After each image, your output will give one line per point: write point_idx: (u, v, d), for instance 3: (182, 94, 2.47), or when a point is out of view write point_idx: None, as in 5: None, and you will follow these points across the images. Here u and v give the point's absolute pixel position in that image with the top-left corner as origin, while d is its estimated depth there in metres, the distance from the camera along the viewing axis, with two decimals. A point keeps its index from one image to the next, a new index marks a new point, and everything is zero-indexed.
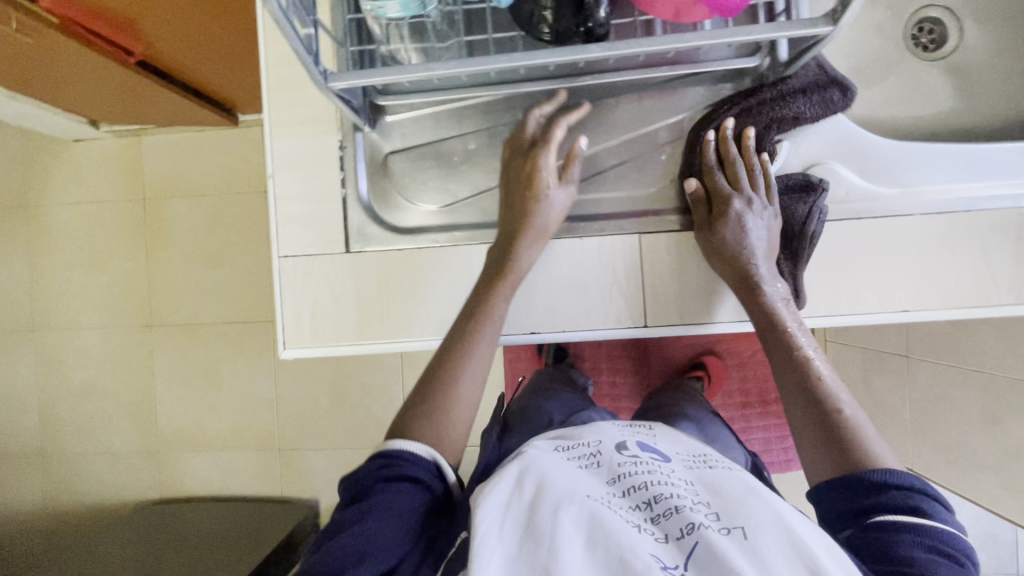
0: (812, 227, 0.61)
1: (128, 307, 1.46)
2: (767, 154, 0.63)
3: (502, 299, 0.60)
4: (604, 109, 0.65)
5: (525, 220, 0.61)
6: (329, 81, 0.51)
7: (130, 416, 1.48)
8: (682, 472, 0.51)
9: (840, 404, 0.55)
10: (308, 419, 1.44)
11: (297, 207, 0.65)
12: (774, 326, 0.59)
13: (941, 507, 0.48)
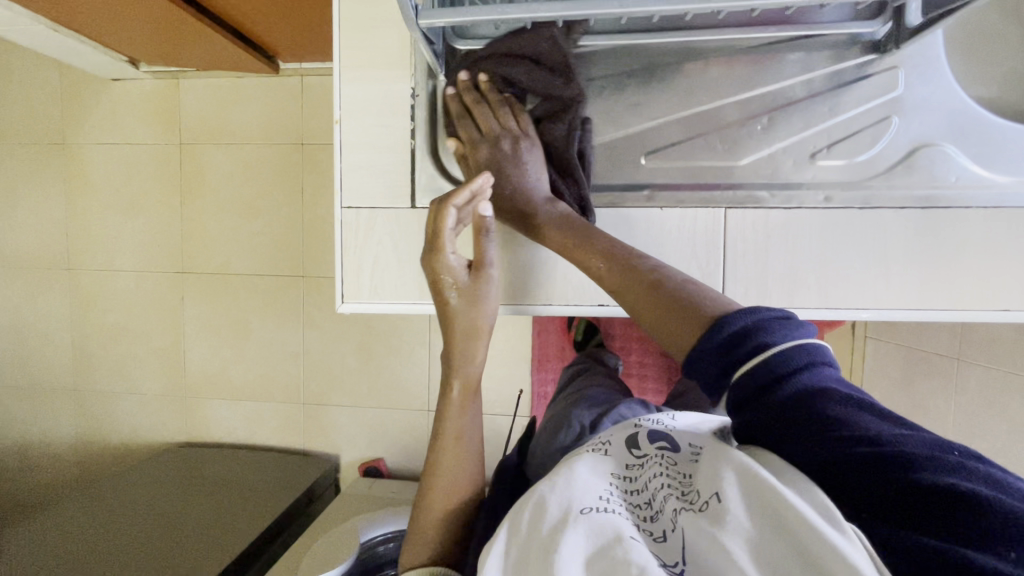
0: (575, 147, 0.59)
1: (162, 252, 1.46)
2: (872, 131, 0.58)
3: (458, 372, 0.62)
4: (695, 71, 0.60)
5: (450, 312, 0.60)
6: (420, 19, 0.48)
7: (161, 360, 1.49)
8: (685, 460, 0.47)
9: (657, 276, 0.52)
10: (335, 377, 1.45)
11: (360, 157, 0.62)
12: (573, 248, 0.56)
13: (791, 330, 0.42)
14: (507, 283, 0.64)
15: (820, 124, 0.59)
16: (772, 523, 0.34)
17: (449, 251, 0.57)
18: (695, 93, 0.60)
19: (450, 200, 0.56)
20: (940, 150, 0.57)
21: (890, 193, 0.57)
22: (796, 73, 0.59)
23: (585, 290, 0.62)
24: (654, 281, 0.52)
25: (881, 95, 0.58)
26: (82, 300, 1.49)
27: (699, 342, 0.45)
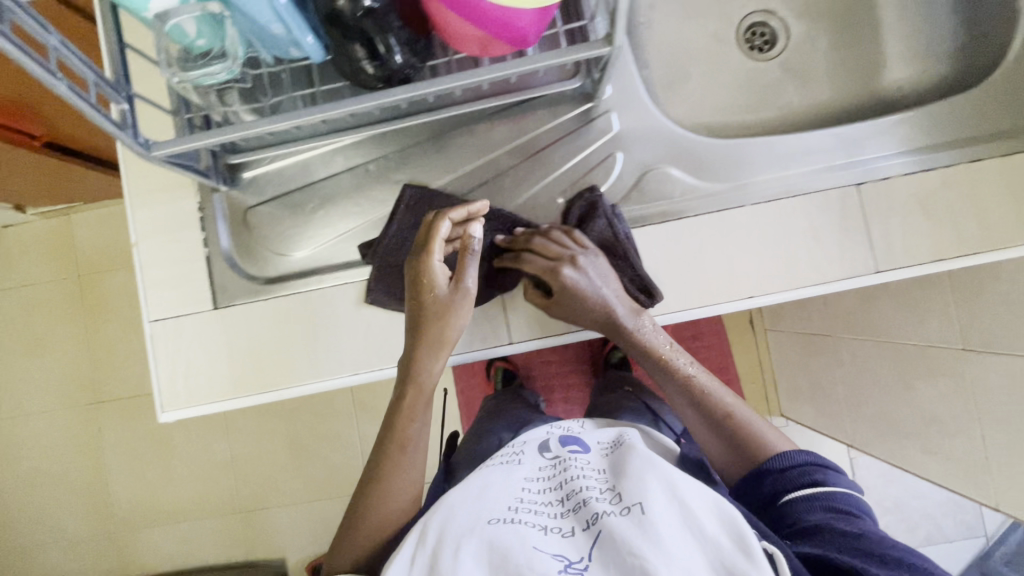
0: (620, 231, 0.63)
1: (72, 387, 1.43)
2: (600, 167, 0.66)
3: (434, 358, 0.60)
4: (448, 143, 0.68)
5: (424, 328, 0.60)
6: (152, 152, 0.53)
7: (84, 498, 1.44)
8: (596, 463, 0.58)
9: (730, 409, 0.63)
10: (267, 477, 1.42)
11: (162, 272, 0.66)
12: (664, 364, 0.65)
13: (835, 473, 0.58)
14: (314, 359, 0.65)
15: (559, 169, 0.67)
16: (698, 539, 0.44)
17: (435, 260, 0.60)
18: (452, 161, 0.68)
19: (445, 216, 0.60)
20: (662, 172, 0.66)
21: (631, 216, 0.65)
22: (532, 130, 0.67)
23: (387, 352, 0.65)
24: (720, 402, 0.63)
25: (603, 137, 0.66)
26: None
27: (745, 483, 0.60)
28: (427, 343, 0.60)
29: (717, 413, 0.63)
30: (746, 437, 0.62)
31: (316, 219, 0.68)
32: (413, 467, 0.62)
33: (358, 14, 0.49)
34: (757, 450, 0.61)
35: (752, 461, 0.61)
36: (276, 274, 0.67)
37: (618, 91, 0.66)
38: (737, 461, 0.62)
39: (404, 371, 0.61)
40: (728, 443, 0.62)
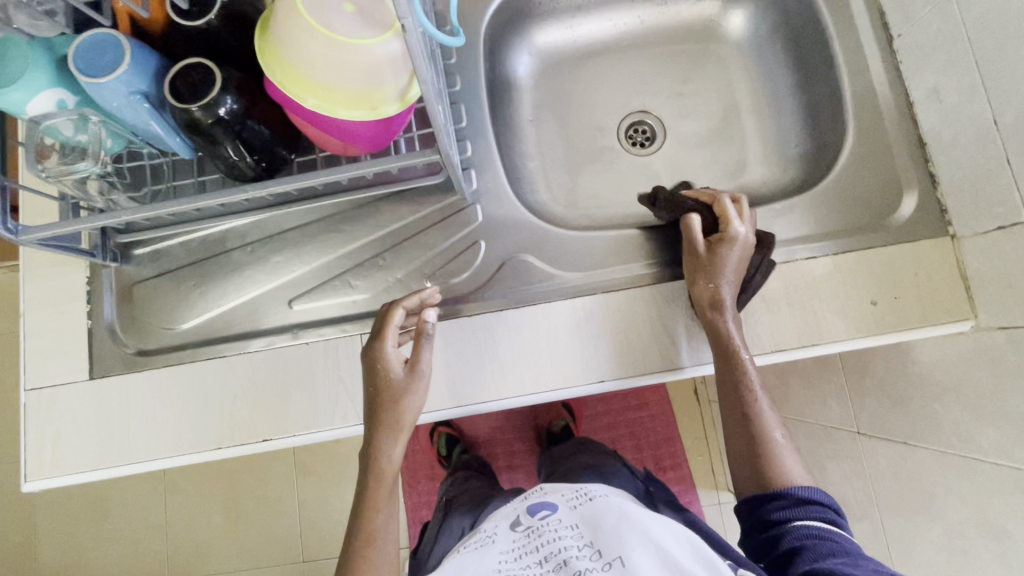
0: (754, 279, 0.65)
1: (10, 443, 1.43)
2: (465, 253, 0.70)
3: (394, 443, 0.58)
4: (327, 226, 0.72)
5: (381, 410, 0.58)
6: (21, 236, 0.57)
7: (6, 561, 1.39)
8: (567, 517, 0.61)
9: (773, 431, 0.60)
10: (195, 543, 1.38)
11: (46, 342, 0.69)
12: (727, 348, 0.61)
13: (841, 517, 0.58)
14: (181, 434, 0.66)
15: (427, 254, 0.70)
16: None
17: (391, 346, 0.60)
18: (328, 244, 0.71)
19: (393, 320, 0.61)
20: (521, 260, 0.70)
21: (492, 301, 0.68)
22: (405, 216, 0.71)
23: (250, 427, 0.66)
24: (761, 416, 0.61)
25: (467, 224, 0.71)
26: None
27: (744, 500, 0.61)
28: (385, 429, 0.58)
29: (757, 430, 0.60)
30: (759, 467, 0.60)
31: (196, 296, 0.71)
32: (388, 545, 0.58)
33: (210, 122, 0.54)
34: (766, 476, 0.59)
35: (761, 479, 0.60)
36: (152, 345, 0.70)
37: (485, 187, 0.72)
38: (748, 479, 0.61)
39: (366, 459, 0.59)
40: (750, 461, 0.60)
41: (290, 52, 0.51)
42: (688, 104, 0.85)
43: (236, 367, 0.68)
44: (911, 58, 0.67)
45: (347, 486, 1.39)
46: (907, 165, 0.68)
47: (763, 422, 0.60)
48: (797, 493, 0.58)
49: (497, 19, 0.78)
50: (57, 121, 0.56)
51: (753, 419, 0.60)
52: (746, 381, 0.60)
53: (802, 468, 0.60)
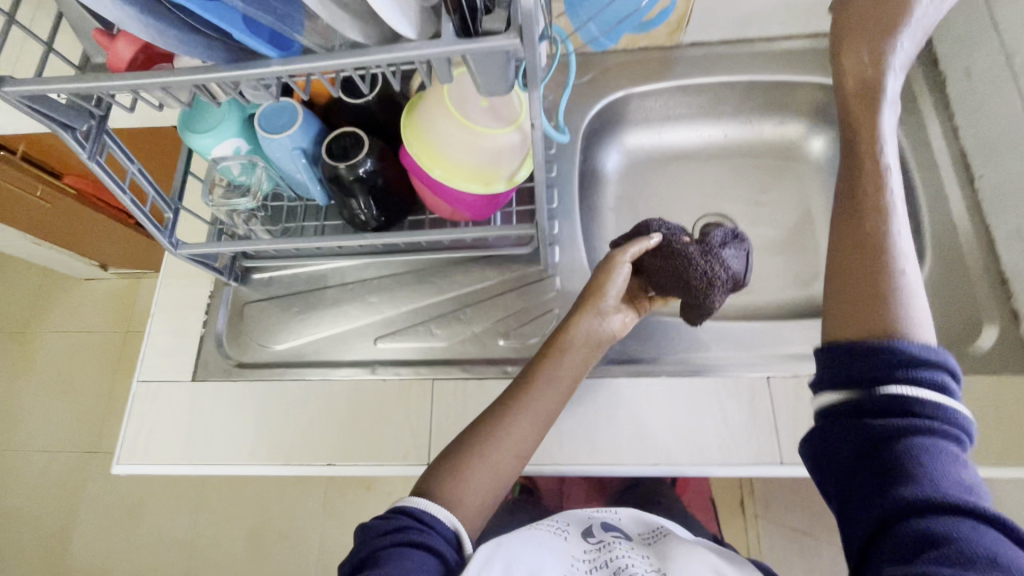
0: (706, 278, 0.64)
1: (82, 432, 1.55)
2: (539, 321, 0.75)
3: (554, 370, 0.65)
4: (417, 278, 0.79)
5: (558, 338, 0.66)
6: (178, 250, 0.68)
7: (46, 548, 1.46)
8: (638, 548, 0.61)
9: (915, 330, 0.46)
10: (217, 565, 1.40)
11: (164, 342, 0.79)
12: (882, 212, 0.50)
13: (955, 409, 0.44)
14: (258, 443, 0.72)
15: (504, 315, 0.76)
16: None
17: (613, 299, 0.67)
18: (417, 292, 0.79)
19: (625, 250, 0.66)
20: None
21: None
22: (488, 278, 0.78)
23: (319, 450, 0.71)
24: (894, 240, 0.49)
25: (545, 293, 0.76)
26: None
27: (833, 347, 0.47)
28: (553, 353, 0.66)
29: (865, 234, 0.50)
30: (873, 288, 0.47)
31: (295, 322, 0.79)
32: (494, 471, 0.60)
33: (351, 178, 0.65)
34: (877, 319, 0.46)
35: (878, 297, 0.47)
36: (249, 359, 0.78)
37: (567, 262, 0.78)
38: (846, 312, 0.48)
39: (522, 378, 0.66)
40: (855, 260, 0.49)
41: (427, 129, 0.61)
42: (762, 212, 0.89)
43: (318, 391, 0.74)
44: (994, 197, 0.70)
45: None
46: (988, 296, 0.68)
47: (897, 273, 0.47)
48: (914, 347, 0.44)
49: (595, 122, 0.88)
50: (232, 162, 0.68)
51: (878, 247, 0.49)
52: (878, 231, 0.49)
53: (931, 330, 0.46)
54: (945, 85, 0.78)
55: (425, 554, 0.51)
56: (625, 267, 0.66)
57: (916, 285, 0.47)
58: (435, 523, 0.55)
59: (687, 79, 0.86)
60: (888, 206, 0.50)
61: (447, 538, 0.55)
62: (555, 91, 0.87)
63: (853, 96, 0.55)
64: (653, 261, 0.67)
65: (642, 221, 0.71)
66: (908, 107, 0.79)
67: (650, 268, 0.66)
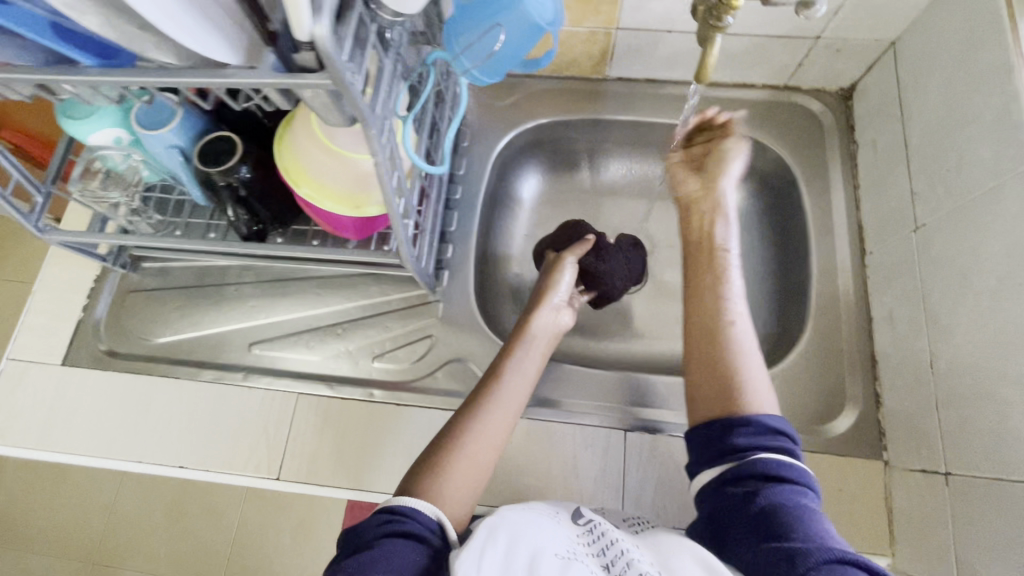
0: (620, 279, 0.76)
1: None
2: (416, 344, 0.74)
3: (523, 360, 0.67)
4: (303, 286, 0.79)
5: (520, 336, 0.69)
6: (43, 234, 0.66)
7: None
8: (624, 535, 0.59)
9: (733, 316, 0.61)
10: (131, 533, 1.40)
11: (40, 322, 0.78)
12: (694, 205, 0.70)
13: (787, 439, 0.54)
14: (116, 437, 0.72)
15: (382, 335, 0.75)
16: None
17: (564, 290, 0.73)
18: (301, 302, 0.78)
19: (571, 252, 0.74)
20: (463, 364, 0.73)
21: (424, 397, 0.72)
22: (372, 295, 0.77)
23: (176, 451, 0.71)
24: (739, 340, 0.60)
25: (425, 319, 0.75)
26: None
27: (705, 424, 0.57)
28: (518, 348, 0.68)
29: (721, 313, 0.62)
30: (730, 381, 0.58)
31: (177, 317, 0.79)
32: (474, 464, 0.60)
33: (222, 184, 0.64)
34: (733, 402, 0.56)
35: (727, 398, 0.57)
36: (124, 349, 0.77)
37: (454, 289, 0.77)
38: (714, 408, 0.57)
39: (488, 374, 0.66)
40: (715, 368, 0.59)
41: (296, 146, 0.59)
42: (671, 258, 0.88)
43: (184, 391, 0.74)
44: (878, 276, 0.69)
45: (286, 523, 1.39)
46: (855, 377, 0.68)
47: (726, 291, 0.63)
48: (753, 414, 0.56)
49: (512, 147, 0.87)
50: (110, 151, 0.66)
51: (727, 338, 0.60)
52: (719, 274, 0.64)
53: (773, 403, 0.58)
54: (856, 155, 0.77)
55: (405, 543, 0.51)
56: (573, 267, 0.73)
57: (749, 343, 0.60)
58: (416, 516, 0.55)
59: (607, 115, 0.85)
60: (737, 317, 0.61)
61: (430, 530, 0.54)
62: (475, 111, 0.86)
63: (704, 251, 0.67)
64: (597, 262, 0.74)
65: (569, 223, 0.78)
66: (818, 172, 0.78)
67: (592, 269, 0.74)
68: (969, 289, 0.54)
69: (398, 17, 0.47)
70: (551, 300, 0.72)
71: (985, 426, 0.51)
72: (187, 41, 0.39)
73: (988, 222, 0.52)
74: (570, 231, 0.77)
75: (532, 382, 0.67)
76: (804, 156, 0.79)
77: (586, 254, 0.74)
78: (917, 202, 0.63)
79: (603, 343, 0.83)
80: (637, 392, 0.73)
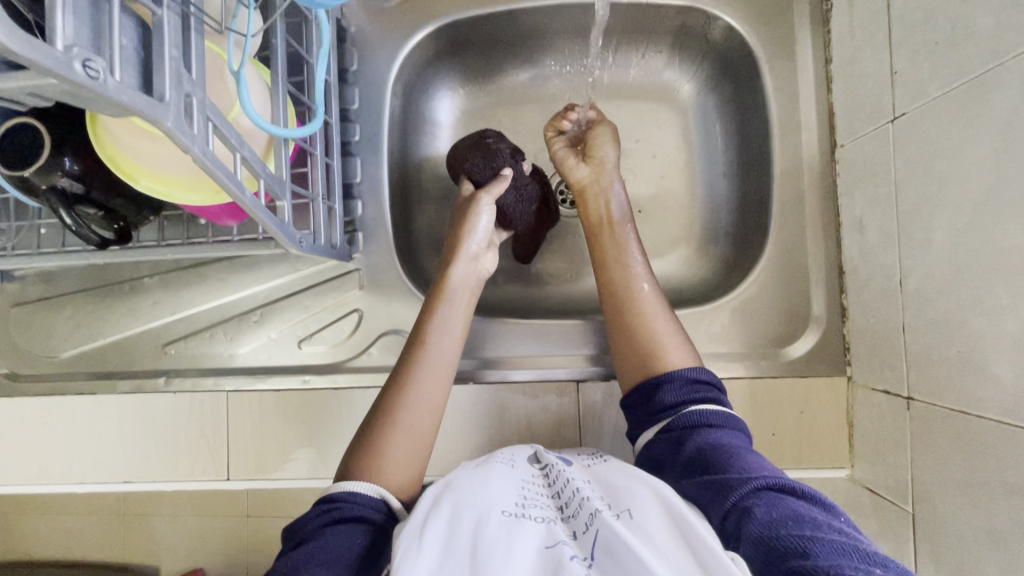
0: (537, 226, 0.68)
1: None
2: (343, 321, 0.67)
3: (449, 313, 0.58)
4: (202, 272, 0.69)
5: (442, 290, 0.59)
6: None
7: None
8: (581, 472, 0.49)
9: (642, 285, 0.60)
10: None
11: None
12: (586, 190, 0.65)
13: (712, 389, 0.53)
14: (49, 463, 0.68)
15: (302, 316, 0.68)
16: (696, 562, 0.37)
17: (487, 223, 0.61)
18: (206, 291, 0.69)
19: (488, 191, 0.61)
20: (400, 336, 0.67)
21: (361, 378, 0.66)
22: (282, 274, 0.68)
23: (116, 468, 0.68)
24: (644, 308, 0.58)
25: (346, 291, 0.67)
26: None
27: (635, 390, 0.55)
28: (441, 306, 0.58)
29: (625, 281, 0.60)
30: (647, 342, 0.56)
31: (75, 328, 0.71)
32: (413, 436, 0.51)
33: (44, 188, 0.51)
34: (652, 363, 0.55)
35: (648, 356, 0.56)
36: (28, 370, 0.70)
37: (373, 253, 0.68)
38: (637, 373, 0.56)
39: (414, 333, 0.57)
40: (628, 337, 0.58)
41: (115, 136, 0.47)
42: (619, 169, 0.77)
43: (104, 407, 0.68)
44: (848, 175, 0.60)
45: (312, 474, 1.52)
46: (819, 292, 0.62)
47: (630, 267, 0.61)
48: (686, 377, 0.53)
49: (414, 62, 0.70)
50: None
51: (635, 305, 0.59)
52: (620, 246, 0.63)
53: (693, 352, 0.56)
54: (830, 18, 0.62)
55: (347, 530, 0.44)
56: (490, 208, 0.61)
57: (657, 305, 0.59)
58: (354, 498, 0.47)
59: (525, 2, 0.67)
60: (642, 287, 0.60)
61: (371, 508, 0.47)
62: (359, 22, 0.68)
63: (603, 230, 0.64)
64: (515, 201, 0.63)
65: (483, 137, 0.63)
66: (783, 47, 0.64)
67: (512, 208, 0.63)
68: (950, 200, 0.45)
69: None
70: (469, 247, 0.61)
71: (952, 355, 0.46)
72: None
73: (982, 118, 0.42)
74: (489, 151, 0.62)
75: (460, 342, 0.58)
76: (767, 26, 0.64)
77: (506, 193, 0.62)
78: (898, 85, 0.51)
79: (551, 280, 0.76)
80: (588, 336, 0.67)
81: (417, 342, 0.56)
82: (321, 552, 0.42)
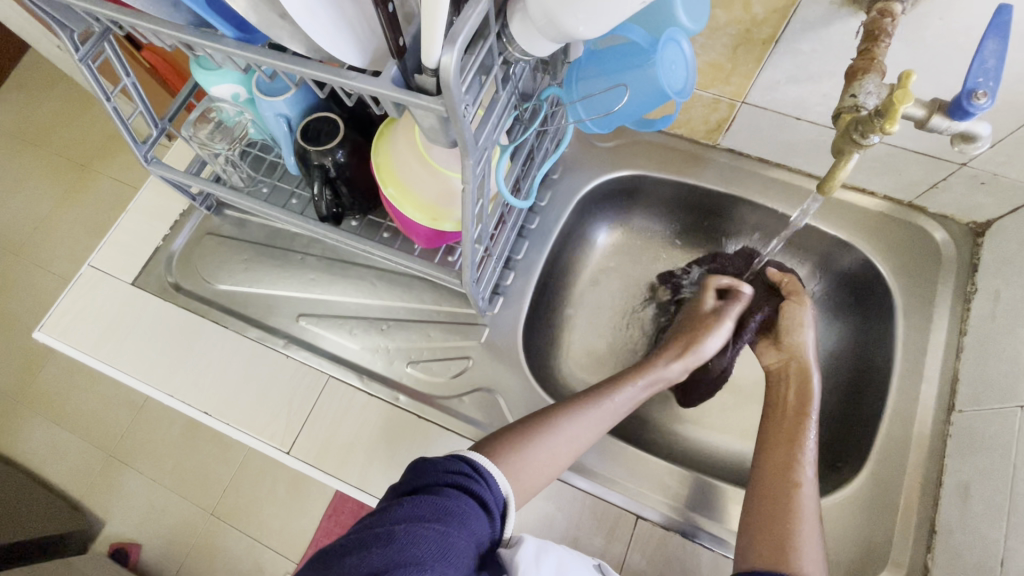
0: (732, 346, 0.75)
1: None
2: (455, 363, 0.74)
3: (638, 385, 0.70)
4: (359, 273, 0.80)
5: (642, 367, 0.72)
6: (147, 163, 0.70)
7: (33, 382, 1.72)
8: None
9: (802, 477, 0.60)
10: (157, 447, 1.63)
11: (126, 239, 0.83)
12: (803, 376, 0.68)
13: None
14: (155, 368, 0.76)
15: (422, 344, 0.75)
16: None
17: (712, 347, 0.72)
18: (356, 288, 0.79)
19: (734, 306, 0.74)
20: (492, 396, 0.72)
21: (445, 418, 0.71)
22: (423, 300, 0.77)
23: (204, 397, 0.74)
24: (800, 501, 0.58)
25: (468, 339, 0.75)
26: (28, 301, 1.80)
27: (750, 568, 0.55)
28: (643, 377, 0.71)
29: (791, 469, 0.61)
30: (783, 516, 0.58)
31: (240, 270, 0.81)
32: (566, 450, 0.62)
33: (315, 162, 0.64)
34: (787, 545, 0.56)
35: (780, 549, 0.55)
36: (187, 286, 0.81)
37: (503, 318, 0.76)
38: (762, 546, 0.56)
39: (602, 388, 0.69)
40: (766, 513, 0.59)
41: (395, 148, 0.60)
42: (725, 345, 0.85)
43: (228, 342, 0.77)
44: (962, 439, 0.62)
45: (304, 501, 1.54)
46: (906, 539, 0.61)
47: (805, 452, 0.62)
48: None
49: (601, 192, 0.84)
50: (226, 105, 0.68)
51: (793, 494, 0.59)
52: (799, 430, 0.64)
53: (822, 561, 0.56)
54: (971, 300, 0.69)
55: (476, 510, 0.50)
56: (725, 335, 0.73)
57: (811, 500, 0.59)
58: (492, 488, 0.53)
59: (707, 184, 0.80)
60: (805, 481, 0.60)
61: (497, 502, 0.53)
62: (571, 148, 0.83)
63: (791, 414, 0.66)
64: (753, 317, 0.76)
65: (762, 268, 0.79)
66: (922, 305, 0.71)
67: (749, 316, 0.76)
68: None
69: (527, 56, 0.45)
70: (698, 355, 0.72)
71: None
72: (327, 44, 0.42)
73: None
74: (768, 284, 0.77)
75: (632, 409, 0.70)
76: (911, 283, 0.72)
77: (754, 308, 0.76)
78: None
79: (635, 412, 0.81)
80: (662, 480, 0.68)
81: (610, 388, 0.68)
82: (455, 522, 0.48)
